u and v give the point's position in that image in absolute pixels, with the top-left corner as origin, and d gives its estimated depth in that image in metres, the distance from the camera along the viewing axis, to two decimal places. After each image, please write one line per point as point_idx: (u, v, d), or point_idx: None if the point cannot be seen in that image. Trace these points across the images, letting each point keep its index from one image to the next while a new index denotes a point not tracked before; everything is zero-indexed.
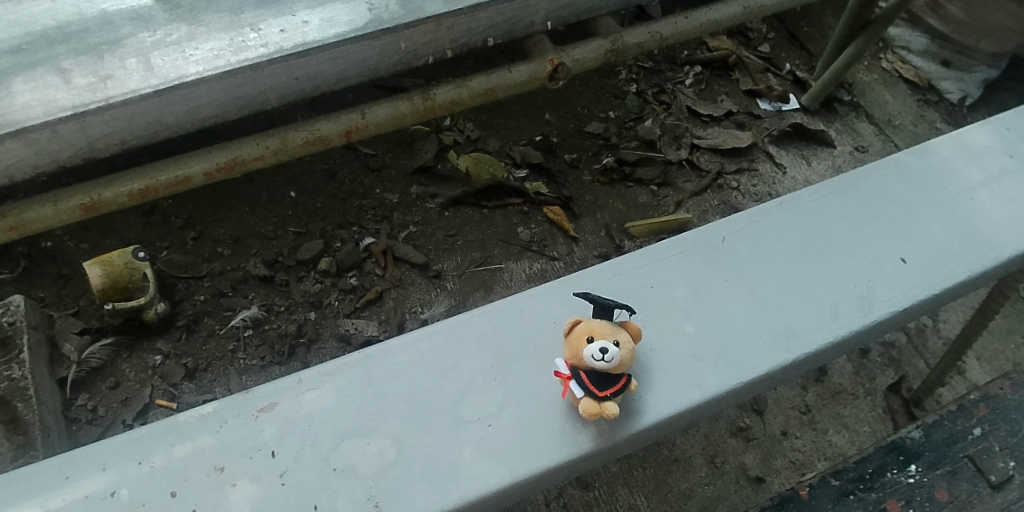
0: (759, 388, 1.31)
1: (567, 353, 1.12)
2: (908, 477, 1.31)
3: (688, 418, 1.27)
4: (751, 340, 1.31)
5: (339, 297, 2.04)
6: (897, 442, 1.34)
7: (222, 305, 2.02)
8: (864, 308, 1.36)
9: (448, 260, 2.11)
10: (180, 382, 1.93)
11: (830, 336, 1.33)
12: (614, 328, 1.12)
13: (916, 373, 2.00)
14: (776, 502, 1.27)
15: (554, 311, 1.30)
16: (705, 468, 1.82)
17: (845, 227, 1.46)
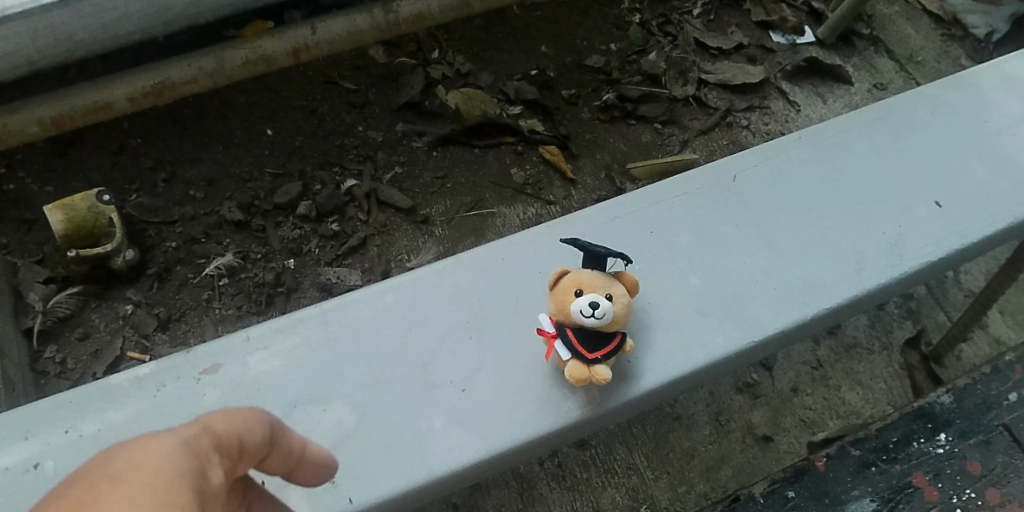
0: (772, 349, 1.19)
1: (552, 308, 0.99)
2: (937, 447, 1.18)
3: (692, 382, 1.15)
4: (763, 294, 1.17)
5: (319, 244, 1.90)
6: (925, 408, 1.22)
7: (196, 253, 1.90)
8: (893, 259, 1.22)
9: (436, 205, 1.97)
10: (152, 333, 1.81)
11: (852, 291, 1.19)
12: (606, 280, 0.98)
13: (934, 326, 1.87)
14: (788, 475, 1.15)
15: (539, 260, 1.20)
16: (709, 427, 1.73)
17: (872, 165, 1.31)
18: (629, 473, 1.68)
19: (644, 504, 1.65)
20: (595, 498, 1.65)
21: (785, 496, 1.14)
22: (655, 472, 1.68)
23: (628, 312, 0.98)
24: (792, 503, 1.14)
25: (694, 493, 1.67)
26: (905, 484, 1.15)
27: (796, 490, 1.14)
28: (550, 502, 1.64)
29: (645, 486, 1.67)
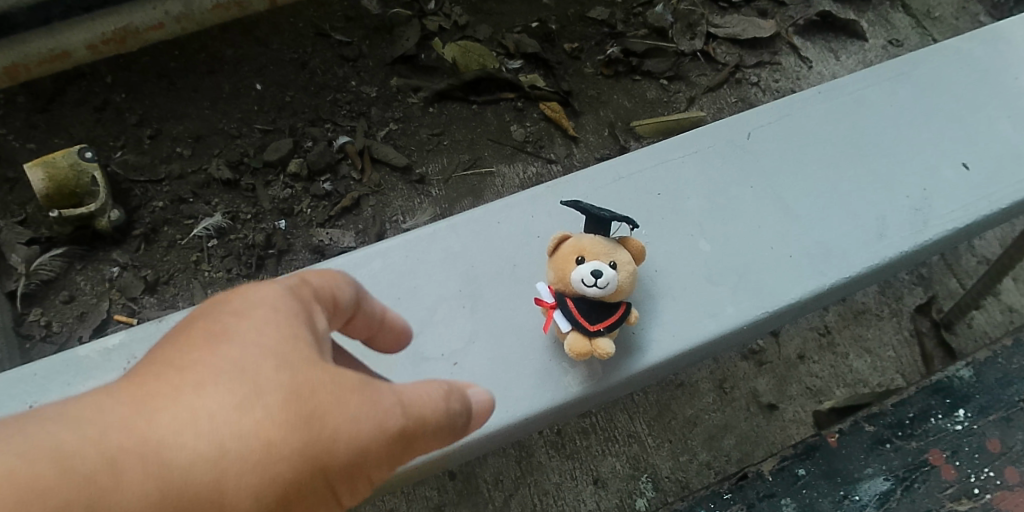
0: (788, 319, 1.17)
1: (553, 277, 0.94)
2: (955, 424, 1.13)
3: (704, 353, 1.13)
4: (779, 262, 1.15)
5: (311, 205, 1.83)
6: (943, 382, 1.16)
7: (183, 213, 1.83)
8: (918, 224, 1.19)
9: (432, 163, 1.90)
10: (140, 296, 1.75)
11: (873, 258, 1.16)
12: (609, 246, 0.91)
13: (946, 293, 1.80)
14: (799, 452, 1.11)
15: (535, 225, 1.18)
16: (712, 394, 1.69)
17: (895, 123, 1.27)
18: (630, 442, 1.64)
19: (645, 472, 1.62)
20: (595, 466, 1.62)
21: (795, 474, 1.10)
22: (657, 440, 1.65)
23: (634, 280, 0.92)
24: (802, 481, 1.09)
25: (696, 461, 1.64)
26: (921, 462, 1.10)
27: (807, 468, 1.10)
28: (550, 470, 1.61)
29: (646, 454, 1.64)
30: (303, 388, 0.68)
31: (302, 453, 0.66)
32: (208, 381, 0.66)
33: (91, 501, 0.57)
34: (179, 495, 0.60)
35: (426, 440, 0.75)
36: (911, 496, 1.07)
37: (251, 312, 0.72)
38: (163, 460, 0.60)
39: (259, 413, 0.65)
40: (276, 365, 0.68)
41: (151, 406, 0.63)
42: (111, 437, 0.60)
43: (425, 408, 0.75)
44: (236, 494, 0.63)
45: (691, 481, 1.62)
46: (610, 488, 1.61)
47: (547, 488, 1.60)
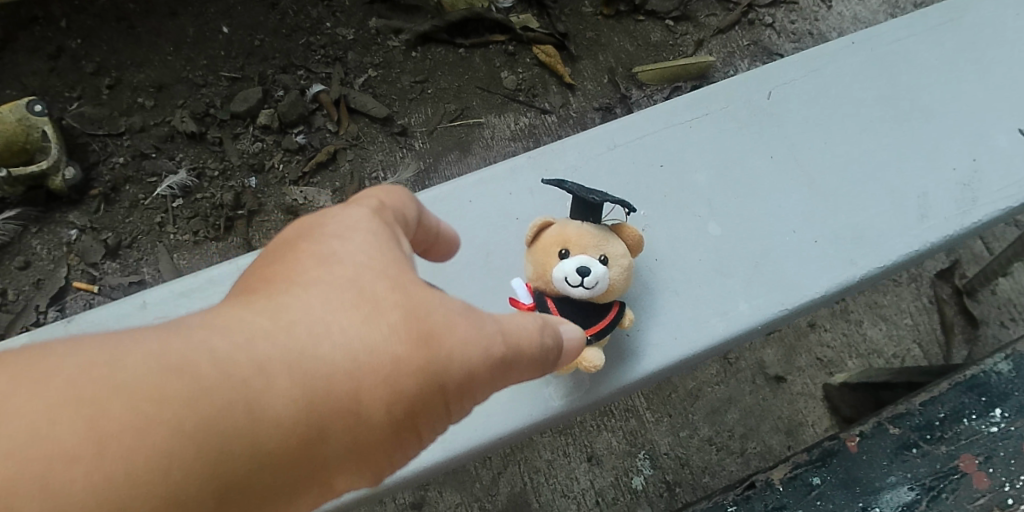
0: (811, 311, 1.11)
1: (535, 272, 0.91)
2: (991, 425, 1.01)
3: (715, 353, 1.07)
4: (805, 249, 1.09)
5: (283, 160, 1.68)
6: (979, 378, 1.05)
7: (145, 171, 1.69)
8: (964, 205, 1.12)
9: (415, 114, 1.74)
10: (101, 261, 1.63)
11: (911, 243, 1.09)
12: (598, 238, 0.88)
13: (971, 257, 1.66)
14: (815, 458, 1.01)
15: (511, 203, 1.12)
16: (715, 365, 1.57)
17: (940, 84, 1.18)
18: (627, 415, 1.54)
19: (642, 449, 1.52)
20: (589, 442, 1.51)
21: (810, 483, 1.00)
22: (655, 415, 1.54)
23: (625, 275, 0.89)
24: (817, 491, 1.00)
25: (697, 437, 1.53)
26: (951, 469, 0.99)
27: (824, 476, 1.00)
28: (540, 447, 1.51)
29: (644, 429, 1.53)
30: (418, 309, 0.70)
31: (425, 370, 0.68)
32: (333, 296, 0.67)
33: (250, 402, 0.59)
34: (327, 400, 0.62)
35: (523, 366, 0.77)
36: (938, 508, 0.97)
37: (354, 234, 0.73)
38: (309, 369, 0.62)
39: (390, 329, 0.67)
40: (392, 285, 0.70)
41: (288, 317, 0.64)
42: (259, 344, 0.61)
43: (527, 336, 0.77)
44: (370, 405, 0.65)
45: (691, 458, 1.52)
46: (604, 466, 1.51)
47: (537, 465, 1.50)
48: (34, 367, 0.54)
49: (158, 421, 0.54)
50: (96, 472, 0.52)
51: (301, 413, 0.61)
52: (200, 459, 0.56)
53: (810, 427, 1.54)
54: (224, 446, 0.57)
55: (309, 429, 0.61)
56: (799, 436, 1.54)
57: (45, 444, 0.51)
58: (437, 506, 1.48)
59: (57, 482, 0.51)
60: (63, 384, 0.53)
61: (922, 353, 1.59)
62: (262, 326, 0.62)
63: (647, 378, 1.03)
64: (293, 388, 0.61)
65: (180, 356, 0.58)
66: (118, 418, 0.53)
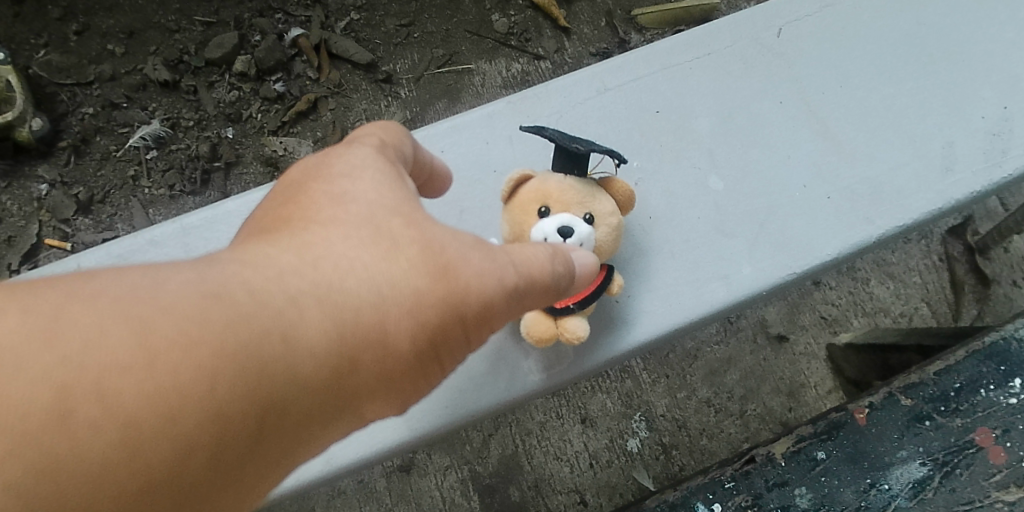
0: (821, 274, 1.04)
1: (511, 231, 0.85)
2: (1009, 396, 0.95)
3: (714, 320, 1.01)
4: (815, 207, 1.01)
5: (261, 109, 1.59)
6: (999, 346, 0.97)
7: (117, 121, 1.59)
8: (992, 157, 1.04)
9: (401, 59, 1.64)
10: (73, 217, 1.55)
11: (931, 200, 1.02)
12: (582, 195, 0.84)
13: (984, 213, 1.58)
14: (820, 431, 0.96)
15: (488, 155, 1.04)
16: (716, 324, 1.49)
17: (968, 25, 1.09)
18: (623, 377, 1.46)
19: (638, 411, 1.45)
20: (583, 404, 1.44)
21: (814, 458, 0.95)
22: (652, 376, 1.46)
23: (612, 234, 0.86)
24: (821, 467, 0.95)
25: (695, 399, 1.46)
26: (966, 443, 0.94)
27: (829, 451, 0.95)
28: (533, 409, 1.43)
29: (641, 390, 1.45)
30: (432, 245, 0.70)
31: (443, 303, 0.69)
32: (350, 234, 0.68)
33: (283, 329, 0.61)
34: (354, 329, 0.64)
35: (531, 296, 0.75)
36: (950, 485, 0.92)
37: (363, 175, 0.73)
38: (333, 301, 0.64)
39: (409, 264, 0.69)
40: (405, 223, 0.71)
41: (313, 251, 0.66)
42: (288, 278, 0.63)
43: (534, 265, 0.74)
44: (392, 335, 0.67)
45: (689, 420, 1.45)
46: (599, 427, 1.43)
47: (529, 427, 1.43)
48: (87, 293, 0.57)
49: (202, 342, 0.57)
50: (146, 383, 0.55)
51: (330, 340, 0.63)
52: (243, 376, 0.58)
53: (813, 388, 1.48)
54: (263, 367, 0.59)
55: (340, 355, 0.64)
56: (801, 397, 1.47)
57: (102, 356, 0.54)
58: (426, 469, 1.41)
59: (117, 390, 0.54)
60: (117, 304, 0.56)
61: (930, 312, 1.53)
62: (290, 261, 0.65)
63: (639, 347, 0.97)
64: (320, 317, 0.63)
65: (216, 284, 0.60)
66: (166, 337, 0.56)
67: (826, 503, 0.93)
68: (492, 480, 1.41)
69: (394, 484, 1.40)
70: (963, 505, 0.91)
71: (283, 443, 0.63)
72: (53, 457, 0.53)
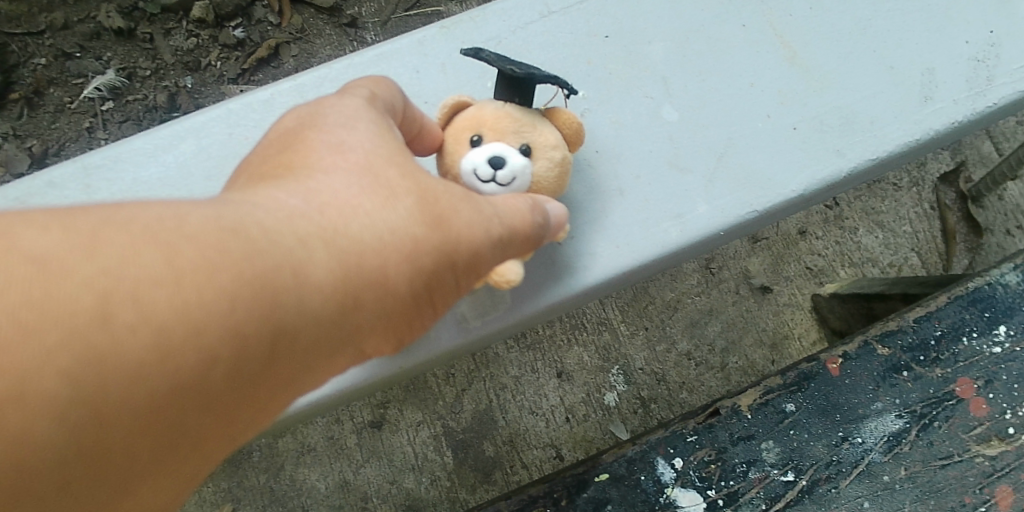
0: (788, 212, 0.98)
1: (444, 163, 0.79)
2: (994, 345, 0.91)
3: (669, 261, 0.96)
4: (781, 138, 0.95)
5: (221, 56, 1.52)
6: (983, 292, 0.92)
7: (69, 72, 1.49)
8: (976, 86, 0.97)
9: (366, 2, 1.57)
10: (28, 172, 1.49)
11: (910, 131, 0.96)
12: (519, 123, 0.77)
13: (978, 159, 1.52)
14: (790, 382, 0.91)
15: (417, 87, 0.97)
16: (697, 275, 1.44)
17: None
18: (600, 330, 1.41)
19: (616, 364, 1.40)
20: (559, 358, 1.40)
21: (783, 411, 0.90)
22: (631, 328, 1.41)
23: (554, 169, 0.80)
24: (791, 419, 0.90)
25: (675, 352, 1.41)
26: (946, 394, 0.89)
27: (799, 402, 0.91)
28: (508, 364, 1.39)
29: (618, 343, 1.41)
30: (427, 193, 0.64)
31: (438, 252, 0.63)
32: (349, 180, 0.62)
33: (294, 268, 0.56)
34: (361, 270, 0.59)
35: (512, 248, 0.71)
36: (929, 438, 0.88)
37: (358, 123, 0.67)
38: (342, 245, 0.59)
39: (408, 211, 0.63)
40: (401, 174, 0.65)
41: (314, 195, 0.60)
42: (297, 221, 0.58)
43: (517, 216, 0.70)
44: (395, 280, 0.61)
45: (668, 373, 1.40)
46: (575, 381, 1.39)
47: (504, 382, 1.39)
48: (112, 217, 0.52)
49: (221, 269, 0.52)
50: (176, 298, 0.50)
51: (339, 281, 0.58)
52: (258, 306, 0.53)
53: (796, 340, 1.43)
54: (277, 298, 0.54)
55: (347, 295, 0.58)
56: (783, 350, 1.43)
57: (130, 269, 0.50)
58: (398, 425, 1.37)
59: (139, 307, 0.49)
60: (142, 228, 0.52)
61: (919, 262, 1.47)
62: (298, 204, 0.59)
63: (586, 292, 0.91)
64: (329, 259, 0.58)
65: (235, 220, 0.55)
66: (191, 260, 0.51)
67: (795, 457, 0.89)
68: (466, 435, 1.37)
69: (365, 441, 1.36)
70: (941, 459, 0.88)
71: (284, 385, 0.58)
72: (92, 361, 0.48)
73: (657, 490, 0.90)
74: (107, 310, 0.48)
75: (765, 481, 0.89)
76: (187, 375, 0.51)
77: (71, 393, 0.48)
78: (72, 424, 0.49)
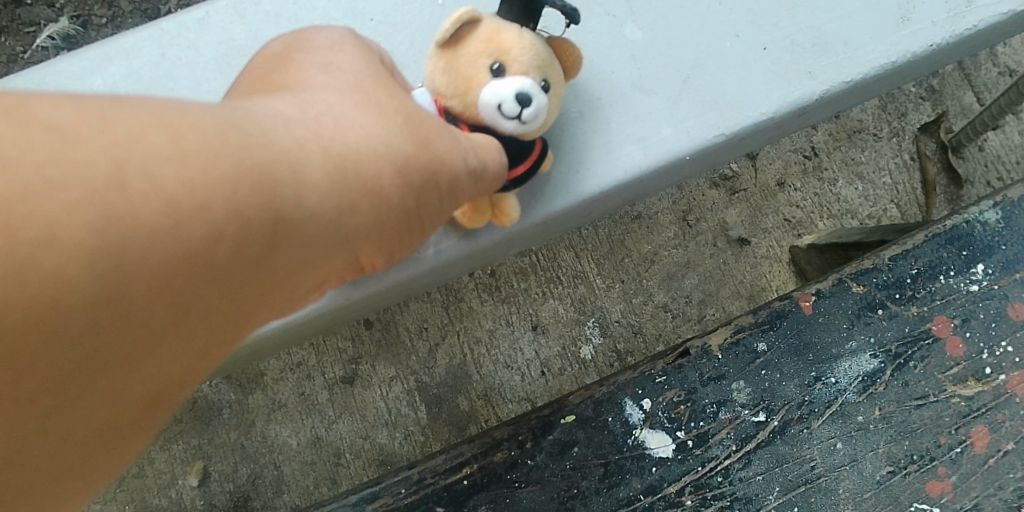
0: (754, 136, 0.96)
1: (454, 86, 0.74)
2: (971, 284, 0.89)
3: (632, 187, 0.94)
4: (750, 59, 0.92)
5: (180, 4, 1.45)
6: (961, 230, 0.90)
7: (20, 20, 1.42)
8: (953, 12, 0.94)
9: None
10: None
11: (884, 52, 0.93)
12: (542, 59, 0.74)
13: (959, 110, 1.49)
14: (761, 321, 0.89)
15: (361, 5, 0.92)
16: (674, 227, 1.42)
17: None
18: (576, 282, 1.39)
19: (591, 316, 1.38)
20: (534, 310, 1.37)
21: (754, 351, 0.89)
22: (606, 281, 1.39)
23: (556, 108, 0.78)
24: (762, 359, 0.88)
25: (651, 304, 1.39)
26: (921, 333, 0.88)
27: (771, 341, 0.89)
28: (481, 316, 1.37)
29: (593, 296, 1.38)
30: (414, 116, 0.65)
31: (425, 171, 0.62)
32: (343, 98, 0.61)
33: (293, 164, 0.52)
34: (356, 175, 0.57)
35: (482, 183, 0.72)
36: (903, 378, 0.87)
37: (341, 50, 0.68)
38: (338, 151, 0.56)
39: (396, 127, 0.62)
40: (387, 95, 0.65)
41: (305, 109, 0.58)
42: (294, 129, 0.55)
43: (486, 153, 0.71)
44: (388, 191, 0.59)
45: (644, 325, 1.39)
46: (551, 334, 1.37)
47: (478, 336, 1.36)
48: (114, 106, 0.47)
49: (224, 154, 0.48)
50: (185, 174, 0.46)
51: (336, 182, 0.55)
52: (262, 194, 0.50)
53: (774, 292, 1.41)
54: (280, 189, 0.51)
55: (343, 197, 0.56)
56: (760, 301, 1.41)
57: (134, 145, 0.45)
58: (370, 380, 1.34)
59: (146, 176, 0.45)
60: (146, 114, 0.48)
61: (899, 213, 1.45)
62: (290, 113, 0.57)
63: (544, 219, 0.90)
64: (325, 162, 0.55)
65: (232, 119, 0.52)
66: (195, 142, 0.47)
67: (767, 398, 0.88)
68: (440, 390, 1.35)
69: (337, 397, 1.34)
70: (916, 400, 0.87)
71: (277, 280, 0.54)
72: (113, 220, 0.43)
73: (626, 432, 0.88)
74: (119, 177, 0.44)
75: (736, 422, 0.87)
76: (195, 250, 0.47)
77: (93, 248, 0.43)
78: (93, 279, 0.43)
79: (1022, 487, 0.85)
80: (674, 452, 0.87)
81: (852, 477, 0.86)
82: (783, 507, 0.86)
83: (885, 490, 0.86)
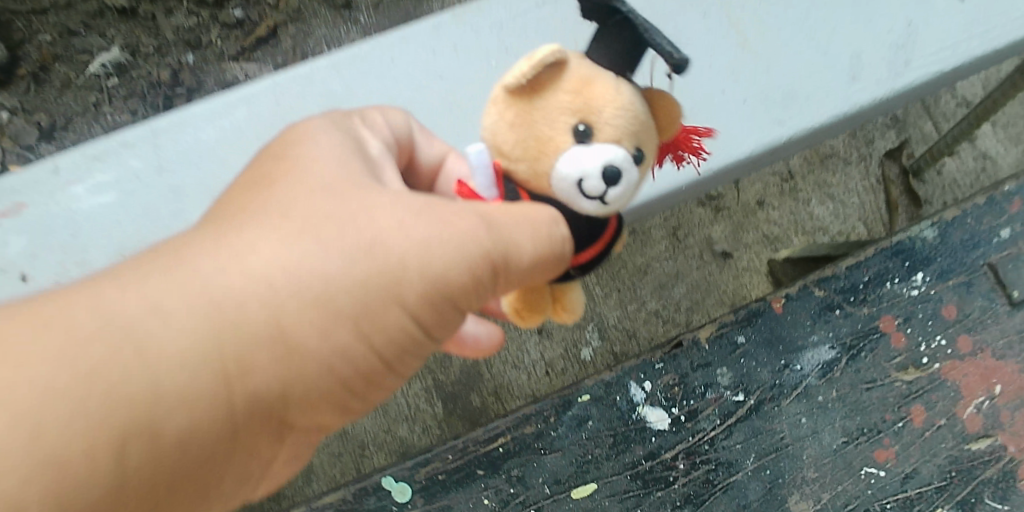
0: (738, 171, 1.13)
1: (521, 147, 0.66)
2: (911, 289, 1.06)
3: (635, 213, 1.12)
4: (736, 110, 1.09)
5: (221, 35, 1.53)
6: (904, 245, 1.07)
7: (75, 48, 1.50)
8: (896, 67, 1.11)
9: None
10: (37, 144, 1.50)
11: (836, 104, 1.10)
12: (635, 128, 0.65)
13: (919, 137, 1.67)
14: (740, 319, 1.05)
15: (432, 65, 1.13)
16: (665, 242, 1.58)
17: None
18: None
19: (590, 322, 1.54)
20: None
21: (734, 342, 1.05)
22: (604, 290, 1.55)
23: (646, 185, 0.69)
24: (741, 350, 1.05)
25: (645, 311, 1.55)
26: (871, 329, 1.04)
27: (747, 335, 1.05)
28: None
29: (592, 303, 1.54)
30: (352, 220, 0.68)
31: (381, 273, 0.67)
32: (264, 225, 0.68)
33: (159, 332, 0.62)
34: (240, 323, 0.64)
35: (498, 262, 0.70)
36: (857, 365, 1.03)
37: (293, 161, 0.74)
38: (223, 302, 0.64)
39: (314, 243, 0.67)
40: (320, 202, 0.69)
41: (206, 253, 0.66)
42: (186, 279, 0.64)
43: (509, 226, 0.68)
44: (291, 325, 0.66)
45: (638, 330, 1.54)
46: (555, 338, 1.52)
47: None
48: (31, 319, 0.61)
49: (99, 341, 0.61)
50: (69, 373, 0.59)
51: (213, 335, 0.64)
52: (137, 371, 0.61)
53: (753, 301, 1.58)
54: (151, 359, 0.61)
55: (228, 349, 0.64)
56: None
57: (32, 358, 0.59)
58: None
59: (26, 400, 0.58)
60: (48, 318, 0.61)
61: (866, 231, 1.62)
62: (197, 259, 0.66)
63: None
64: (200, 316, 0.63)
65: (115, 302, 0.63)
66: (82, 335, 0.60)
67: (745, 381, 1.04)
68: (455, 388, 1.50)
69: None
70: (867, 383, 1.03)
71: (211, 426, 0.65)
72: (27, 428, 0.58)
73: (630, 408, 1.04)
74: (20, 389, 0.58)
75: (720, 401, 1.03)
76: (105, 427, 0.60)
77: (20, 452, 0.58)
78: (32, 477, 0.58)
79: (953, 454, 1.01)
80: (669, 425, 1.03)
81: (814, 446, 1.02)
82: (758, 470, 1.02)
83: (840, 456, 1.01)
